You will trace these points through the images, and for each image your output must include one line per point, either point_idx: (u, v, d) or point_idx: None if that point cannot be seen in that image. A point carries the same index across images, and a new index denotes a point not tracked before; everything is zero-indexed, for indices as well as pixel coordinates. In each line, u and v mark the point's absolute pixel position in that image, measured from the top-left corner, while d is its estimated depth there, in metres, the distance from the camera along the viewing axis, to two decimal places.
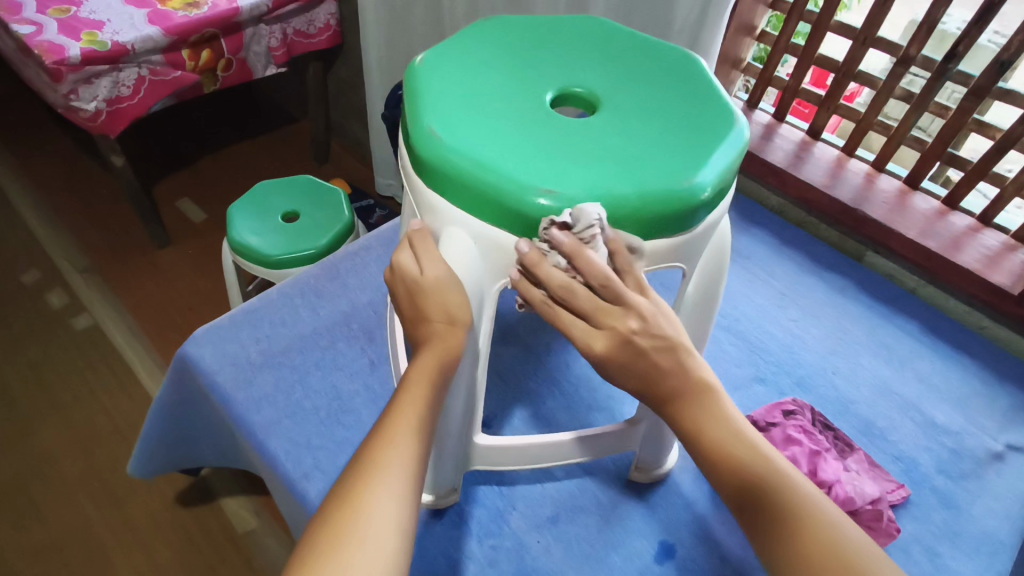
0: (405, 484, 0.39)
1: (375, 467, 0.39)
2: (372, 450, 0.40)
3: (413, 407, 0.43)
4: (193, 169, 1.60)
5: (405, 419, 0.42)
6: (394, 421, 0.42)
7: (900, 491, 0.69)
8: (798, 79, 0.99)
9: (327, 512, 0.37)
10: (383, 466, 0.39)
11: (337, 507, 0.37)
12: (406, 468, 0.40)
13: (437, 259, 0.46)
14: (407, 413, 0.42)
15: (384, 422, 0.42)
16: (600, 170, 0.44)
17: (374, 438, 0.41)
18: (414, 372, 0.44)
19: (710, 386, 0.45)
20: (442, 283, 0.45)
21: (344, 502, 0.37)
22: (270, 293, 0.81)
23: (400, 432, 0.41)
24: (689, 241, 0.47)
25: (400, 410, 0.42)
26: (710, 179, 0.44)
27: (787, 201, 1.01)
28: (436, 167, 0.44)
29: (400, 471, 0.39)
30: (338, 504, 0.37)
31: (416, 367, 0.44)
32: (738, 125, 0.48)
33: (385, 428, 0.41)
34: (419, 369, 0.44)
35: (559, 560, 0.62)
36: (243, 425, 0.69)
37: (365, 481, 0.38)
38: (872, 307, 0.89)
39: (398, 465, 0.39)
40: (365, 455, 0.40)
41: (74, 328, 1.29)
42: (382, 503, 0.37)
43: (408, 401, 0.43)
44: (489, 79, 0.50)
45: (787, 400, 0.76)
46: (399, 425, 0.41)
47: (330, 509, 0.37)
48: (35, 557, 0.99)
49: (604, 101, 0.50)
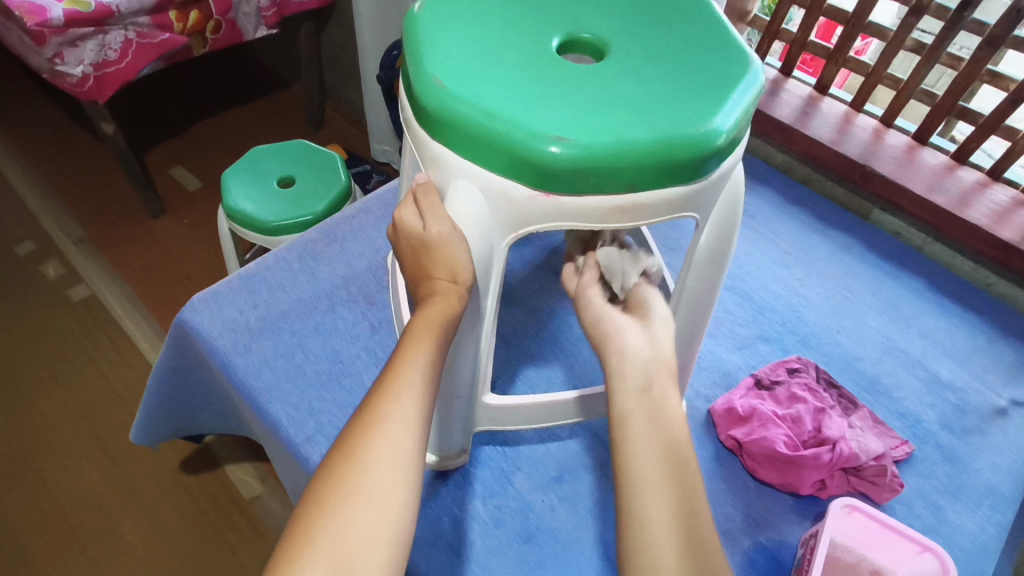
0: (409, 443, 0.38)
1: (377, 423, 0.38)
2: (374, 404, 0.39)
3: (415, 361, 0.41)
4: (185, 136, 1.57)
5: (408, 371, 0.41)
6: (398, 373, 0.41)
7: (904, 448, 0.69)
8: (805, 32, 0.96)
9: (331, 466, 0.37)
10: (385, 421, 0.38)
11: (339, 464, 0.37)
12: (409, 423, 0.39)
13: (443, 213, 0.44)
14: (409, 366, 0.41)
15: (386, 375, 0.41)
16: (611, 116, 0.42)
17: (376, 392, 0.40)
18: (416, 328, 0.43)
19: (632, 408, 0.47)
20: (445, 239, 0.43)
21: (346, 457, 0.37)
22: (267, 257, 0.80)
23: (403, 387, 0.40)
24: (703, 190, 0.45)
25: (403, 362, 0.41)
26: (726, 125, 0.42)
27: (793, 158, 0.99)
28: (437, 115, 0.42)
29: (403, 429, 0.38)
30: (340, 459, 0.37)
31: (418, 321, 0.43)
32: (752, 69, 0.46)
33: (389, 382, 0.40)
34: (421, 326, 0.43)
35: (563, 518, 0.62)
36: (244, 390, 0.69)
37: (364, 442, 0.37)
38: (877, 264, 0.88)
39: (400, 420, 0.39)
40: (367, 410, 0.39)
41: (72, 299, 1.28)
42: (384, 460, 0.37)
43: (411, 356, 0.42)
44: (493, 26, 0.47)
45: (792, 358, 0.75)
46: (402, 380, 0.40)
47: (334, 464, 0.37)
48: (43, 524, 1.00)
49: (612, 47, 0.48)
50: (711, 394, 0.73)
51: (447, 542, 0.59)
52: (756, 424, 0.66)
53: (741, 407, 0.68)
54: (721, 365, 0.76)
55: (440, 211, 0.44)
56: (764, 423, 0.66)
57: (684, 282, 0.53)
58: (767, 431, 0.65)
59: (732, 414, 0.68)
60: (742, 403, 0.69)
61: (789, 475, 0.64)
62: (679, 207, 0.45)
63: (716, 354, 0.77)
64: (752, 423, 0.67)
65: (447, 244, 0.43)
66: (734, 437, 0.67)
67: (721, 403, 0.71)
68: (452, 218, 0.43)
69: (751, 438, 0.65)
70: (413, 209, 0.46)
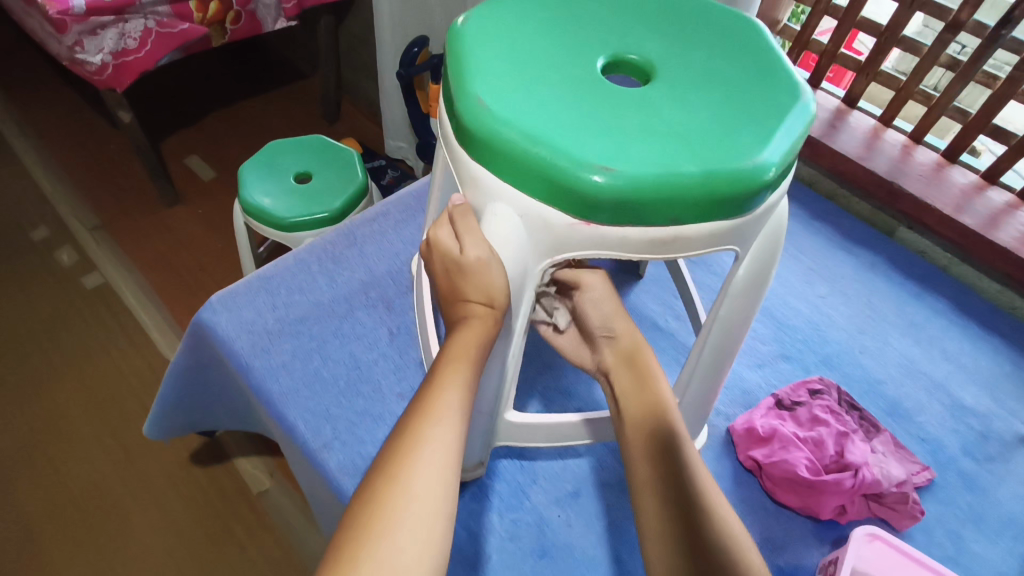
0: (447, 467, 0.37)
1: (418, 446, 0.38)
2: (413, 427, 0.39)
3: (453, 384, 0.41)
4: (201, 126, 1.56)
5: (445, 394, 0.40)
6: (435, 395, 0.40)
7: (925, 474, 0.68)
8: (837, 43, 0.94)
9: (371, 490, 0.36)
10: (424, 444, 0.38)
11: (381, 488, 0.36)
12: (449, 448, 0.38)
13: (480, 236, 0.43)
14: (447, 388, 0.41)
15: (424, 397, 0.40)
16: (662, 146, 0.41)
17: (414, 414, 0.40)
18: (454, 351, 0.42)
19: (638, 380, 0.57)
20: (482, 263, 0.42)
21: (386, 481, 0.36)
22: (287, 258, 0.79)
23: (440, 410, 0.39)
24: (746, 223, 0.44)
25: (441, 384, 0.41)
26: (776, 157, 0.42)
27: (818, 172, 0.97)
28: (481, 139, 0.41)
29: (442, 453, 0.38)
30: (380, 483, 0.36)
31: (455, 343, 0.43)
32: (804, 99, 0.45)
33: (425, 404, 0.40)
34: (459, 349, 0.42)
35: (580, 534, 0.62)
36: (262, 393, 0.68)
37: (402, 466, 0.37)
38: (901, 284, 0.86)
39: (440, 445, 0.38)
40: (404, 433, 0.39)
41: (85, 286, 1.28)
42: (426, 484, 0.36)
43: (448, 378, 0.41)
44: (538, 45, 0.47)
45: (814, 378, 0.74)
46: (441, 403, 0.40)
47: (374, 488, 0.36)
48: (52, 512, 1.01)
49: (659, 70, 0.47)
50: (729, 412, 0.72)
51: (463, 555, 0.59)
52: (777, 445, 0.66)
53: (762, 427, 0.68)
54: (741, 383, 0.75)
55: (477, 233, 0.43)
56: (786, 445, 0.65)
57: (718, 312, 0.51)
58: (789, 454, 0.64)
59: (752, 434, 0.68)
60: (762, 423, 0.68)
61: (810, 499, 0.63)
62: (722, 238, 0.44)
63: (736, 371, 0.76)
64: (773, 444, 0.66)
65: (483, 268, 0.42)
66: (754, 458, 0.66)
67: (740, 421, 0.70)
68: (489, 241, 0.43)
69: (771, 459, 0.65)
70: (448, 228, 0.46)
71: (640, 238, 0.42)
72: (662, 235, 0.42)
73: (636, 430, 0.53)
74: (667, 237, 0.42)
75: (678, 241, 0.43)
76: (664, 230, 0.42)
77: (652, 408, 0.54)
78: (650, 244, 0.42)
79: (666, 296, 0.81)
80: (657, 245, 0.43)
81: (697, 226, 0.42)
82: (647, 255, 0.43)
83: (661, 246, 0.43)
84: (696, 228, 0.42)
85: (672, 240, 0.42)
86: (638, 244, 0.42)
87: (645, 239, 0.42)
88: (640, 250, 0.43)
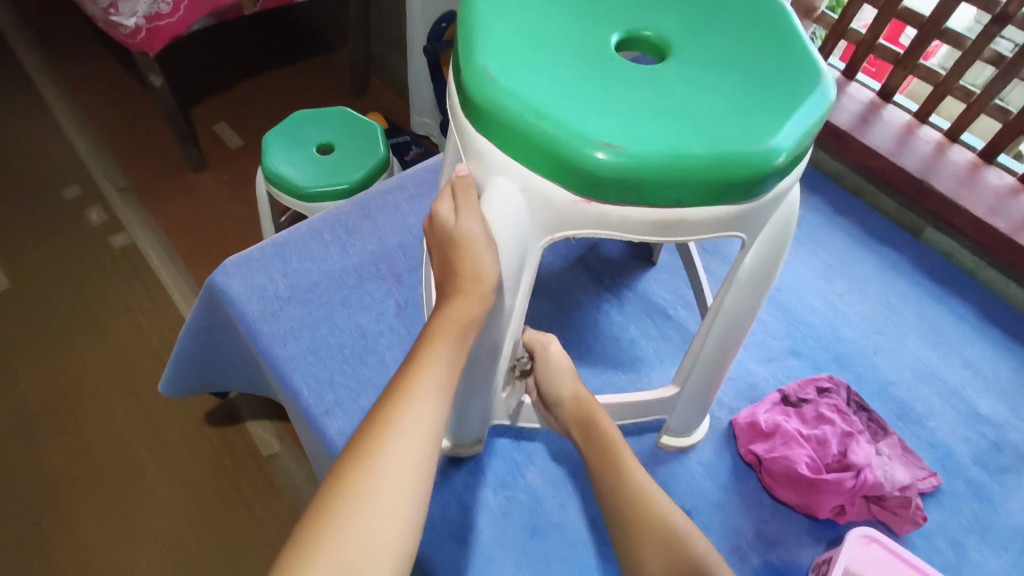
0: (420, 452, 0.37)
1: (391, 431, 0.37)
2: (389, 411, 0.38)
3: (438, 362, 0.41)
4: (231, 93, 1.58)
5: (424, 380, 0.40)
6: (413, 380, 0.40)
7: (931, 480, 0.66)
8: (875, 33, 0.91)
9: (346, 462, 0.36)
10: (397, 429, 0.37)
11: (351, 469, 0.36)
12: (424, 434, 0.38)
13: (478, 215, 0.43)
14: (426, 373, 0.40)
15: (401, 381, 0.40)
16: (669, 125, 0.40)
17: (391, 398, 0.39)
18: (442, 328, 0.42)
19: (596, 420, 0.56)
20: (476, 240, 0.42)
21: (355, 463, 0.36)
22: (301, 226, 0.80)
23: (418, 396, 0.39)
24: (753, 210, 0.43)
25: (419, 369, 0.40)
26: (787, 144, 0.40)
27: (845, 167, 0.94)
28: (486, 110, 0.41)
29: (416, 439, 0.37)
30: (357, 457, 0.36)
31: (443, 321, 0.43)
32: (822, 85, 0.43)
33: (404, 388, 0.39)
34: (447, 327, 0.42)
35: (572, 516, 0.62)
36: (269, 356, 0.69)
37: (373, 451, 0.36)
38: (924, 286, 0.84)
39: (413, 430, 0.38)
40: (378, 419, 0.38)
41: (113, 246, 1.31)
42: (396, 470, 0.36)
43: (428, 364, 0.41)
44: (551, 19, 0.46)
45: (824, 376, 0.73)
46: (418, 390, 0.40)
47: (347, 469, 0.36)
48: (73, 461, 1.05)
49: (674, 49, 0.46)
50: (734, 405, 0.71)
51: (454, 528, 0.59)
52: (779, 441, 0.65)
53: (765, 422, 0.67)
54: (748, 377, 0.74)
55: (475, 210, 0.43)
56: (787, 442, 0.65)
57: (723, 300, 0.50)
58: (790, 451, 0.63)
59: (755, 429, 0.67)
60: (765, 418, 0.67)
61: (808, 497, 0.62)
62: (725, 225, 0.43)
63: (743, 365, 0.75)
64: (775, 440, 0.65)
65: (478, 245, 0.42)
66: (755, 452, 0.65)
67: (744, 415, 0.69)
68: (485, 218, 0.42)
69: (772, 455, 0.64)
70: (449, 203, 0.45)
71: (638, 219, 0.41)
72: (665, 216, 0.41)
73: (603, 463, 0.54)
74: (669, 220, 0.41)
75: (680, 224, 0.42)
76: (665, 215, 0.41)
77: (611, 443, 0.54)
78: (650, 225, 0.42)
79: (678, 285, 0.80)
80: (660, 228, 0.42)
81: (701, 211, 0.41)
82: (650, 238, 0.43)
83: (661, 230, 0.42)
84: (702, 212, 0.41)
85: (676, 223, 0.41)
86: (638, 224, 0.42)
87: (647, 220, 0.41)
88: (640, 231, 0.42)
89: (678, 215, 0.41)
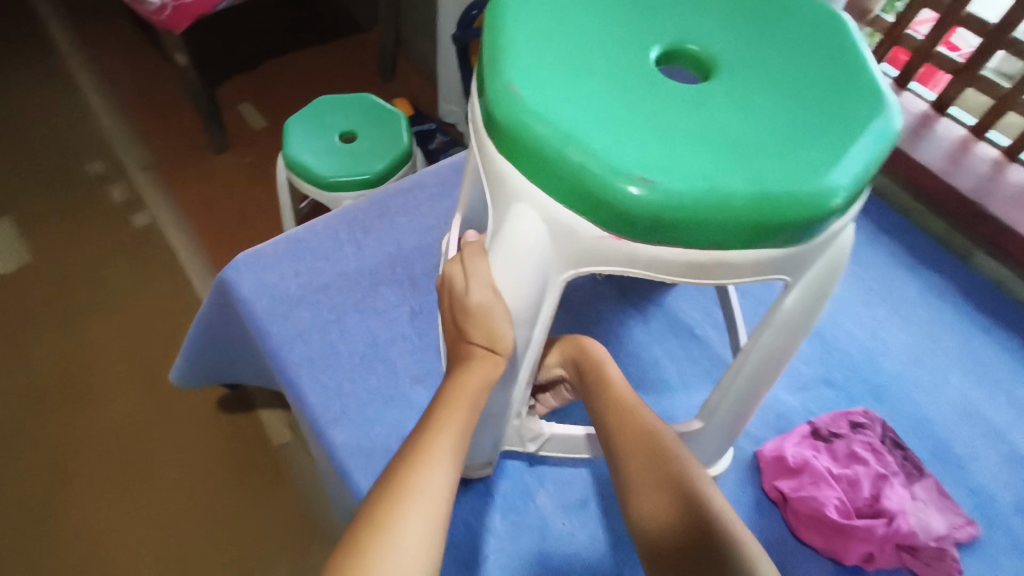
0: (433, 520, 0.36)
1: (404, 497, 0.36)
2: (402, 476, 0.37)
3: (449, 428, 0.40)
4: (257, 73, 1.55)
5: (438, 442, 0.39)
6: (427, 442, 0.39)
7: (968, 529, 0.62)
8: (933, 40, 0.85)
9: (356, 535, 0.35)
10: (412, 493, 0.36)
11: (364, 540, 0.34)
12: (437, 499, 0.37)
13: (488, 276, 0.40)
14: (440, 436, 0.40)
15: (415, 445, 0.39)
16: (713, 156, 0.36)
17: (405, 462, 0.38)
18: (456, 394, 0.42)
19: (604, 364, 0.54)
20: (486, 308, 0.41)
21: (369, 533, 0.34)
22: (315, 222, 0.77)
23: (433, 459, 0.38)
24: (801, 253, 0.39)
25: (434, 431, 0.40)
26: (845, 182, 0.36)
27: (892, 182, 0.89)
28: (509, 130, 0.37)
29: (430, 503, 0.36)
30: (369, 531, 0.35)
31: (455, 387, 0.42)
32: (886, 115, 0.39)
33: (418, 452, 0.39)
34: (458, 394, 0.42)
35: (583, 546, 0.59)
36: (277, 360, 0.67)
37: (386, 518, 0.35)
38: (971, 316, 0.79)
39: (427, 495, 0.36)
40: (391, 485, 0.37)
41: (133, 225, 1.31)
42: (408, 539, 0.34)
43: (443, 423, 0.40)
44: (587, 30, 0.42)
45: (858, 410, 0.68)
46: (432, 453, 0.39)
47: (359, 541, 0.34)
48: (86, 442, 1.04)
49: (721, 66, 0.42)
50: (760, 435, 0.68)
51: (459, 553, 0.57)
52: (807, 479, 0.61)
53: (792, 458, 0.63)
54: (776, 405, 0.70)
55: (484, 275, 0.41)
56: (816, 481, 0.60)
57: (758, 340, 0.46)
58: (819, 491, 0.59)
59: (782, 464, 0.63)
60: (793, 453, 0.63)
61: (835, 542, 0.59)
62: (769, 269, 0.39)
63: (772, 392, 0.71)
64: (803, 478, 0.61)
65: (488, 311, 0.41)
66: (779, 489, 0.62)
67: (770, 448, 0.65)
68: (495, 279, 0.40)
69: (799, 494, 0.60)
70: (459, 268, 0.44)
71: (675, 259, 0.38)
72: (704, 260, 0.38)
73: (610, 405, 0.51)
74: (708, 263, 0.38)
75: (721, 267, 0.38)
76: (703, 258, 0.37)
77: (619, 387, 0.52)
78: (688, 265, 0.38)
79: (706, 303, 0.76)
80: (699, 269, 0.38)
81: (744, 257, 0.37)
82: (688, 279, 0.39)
83: (700, 270, 0.38)
84: (746, 258, 0.38)
85: (717, 264, 0.38)
86: (674, 265, 0.38)
87: (684, 260, 0.38)
88: (677, 271, 0.38)
89: (719, 259, 0.37)
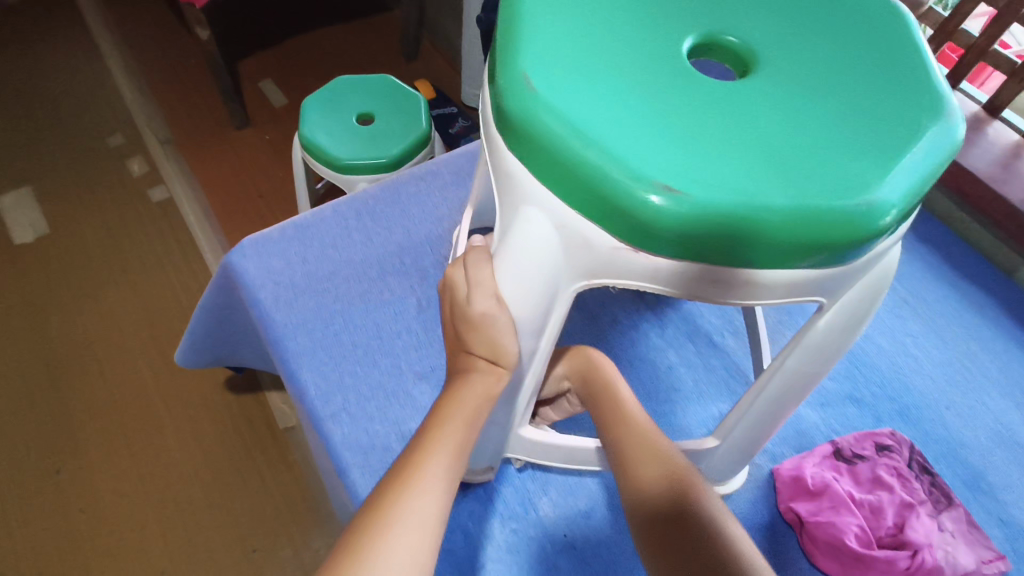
0: (420, 546, 0.32)
1: (390, 518, 0.33)
2: (389, 494, 0.34)
3: (442, 446, 0.37)
4: (279, 49, 1.53)
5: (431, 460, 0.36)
6: (418, 460, 0.36)
7: (998, 564, 0.58)
8: (990, 38, 0.79)
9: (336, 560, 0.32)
10: (399, 516, 0.33)
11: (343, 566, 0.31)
12: (426, 521, 0.33)
13: (491, 283, 0.38)
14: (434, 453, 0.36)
15: (406, 462, 0.36)
16: (747, 163, 0.32)
17: (392, 480, 0.35)
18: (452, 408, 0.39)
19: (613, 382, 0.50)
20: (488, 319, 0.38)
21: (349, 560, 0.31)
22: (324, 207, 0.75)
23: (423, 477, 0.35)
24: (839, 273, 0.35)
25: (426, 448, 0.37)
26: (898, 199, 0.32)
27: (934, 189, 0.84)
28: (522, 125, 0.34)
29: (418, 526, 0.33)
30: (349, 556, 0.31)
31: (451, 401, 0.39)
32: (947, 122, 0.35)
33: (408, 469, 0.35)
34: (455, 408, 0.39)
35: (585, 559, 0.56)
36: (278, 349, 0.65)
37: (368, 542, 0.32)
38: (1012, 335, 0.74)
39: (416, 518, 0.33)
40: (377, 505, 0.34)
41: (151, 198, 1.30)
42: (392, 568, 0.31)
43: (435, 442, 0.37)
44: (614, 18, 0.38)
45: (884, 430, 0.64)
46: (424, 471, 0.35)
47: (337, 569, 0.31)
48: (95, 416, 1.04)
49: (762, 62, 0.38)
50: (778, 451, 0.64)
51: (454, 560, 0.55)
52: (826, 504, 0.58)
53: (812, 479, 0.59)
54: (797, 421, 0.66)
55: (488, 283, 0.38)
56: (836, 506, 0.57)
57: (784, 361, 0.43)
58: (838, 517, 0.56)
59: (801, 485, 0.60)
60: (814, 473, 0.60)
61: None
62: (800, 291, 0.36)
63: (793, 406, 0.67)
64: (822, 502, 0.58)
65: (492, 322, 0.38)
66: (796, 512, 0.58)
67: (789, 466, 0.62)
68: (500, 287, 0.37)
69: (817, 519, 0.57)
70: (462, 271, 0.41)
71: (698, 275, 0.34)
72: (731, 277, 0.34)
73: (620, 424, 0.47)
74: (735, 282, 0.34)
75: (747, 287, 0.35)
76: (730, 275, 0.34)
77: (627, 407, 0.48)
78: (712, 282, 0.34)
79: (728, 309, 0.72)
80: (723, 287, 0.35)
81: (775, 276, 0.34)
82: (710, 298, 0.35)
83: (726, 289, 0.35)
84: (777, 279, 0.34)
85: (744, 283, 0.34)
86: (697, 281, 0.35)
87: (708, 277, 0.34)
88: (699, 290, 0.35)
89: (746, 279, 0.34)
